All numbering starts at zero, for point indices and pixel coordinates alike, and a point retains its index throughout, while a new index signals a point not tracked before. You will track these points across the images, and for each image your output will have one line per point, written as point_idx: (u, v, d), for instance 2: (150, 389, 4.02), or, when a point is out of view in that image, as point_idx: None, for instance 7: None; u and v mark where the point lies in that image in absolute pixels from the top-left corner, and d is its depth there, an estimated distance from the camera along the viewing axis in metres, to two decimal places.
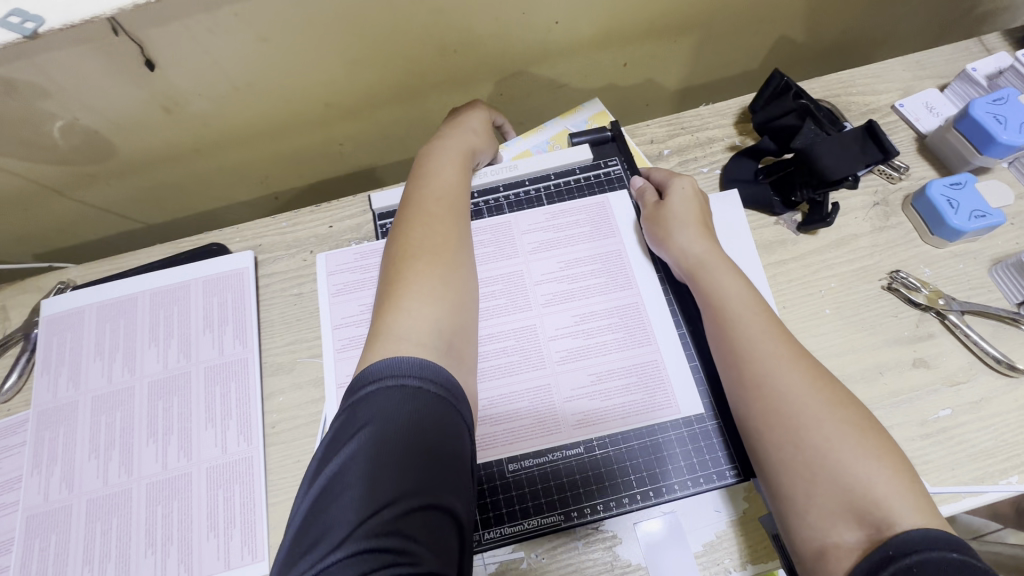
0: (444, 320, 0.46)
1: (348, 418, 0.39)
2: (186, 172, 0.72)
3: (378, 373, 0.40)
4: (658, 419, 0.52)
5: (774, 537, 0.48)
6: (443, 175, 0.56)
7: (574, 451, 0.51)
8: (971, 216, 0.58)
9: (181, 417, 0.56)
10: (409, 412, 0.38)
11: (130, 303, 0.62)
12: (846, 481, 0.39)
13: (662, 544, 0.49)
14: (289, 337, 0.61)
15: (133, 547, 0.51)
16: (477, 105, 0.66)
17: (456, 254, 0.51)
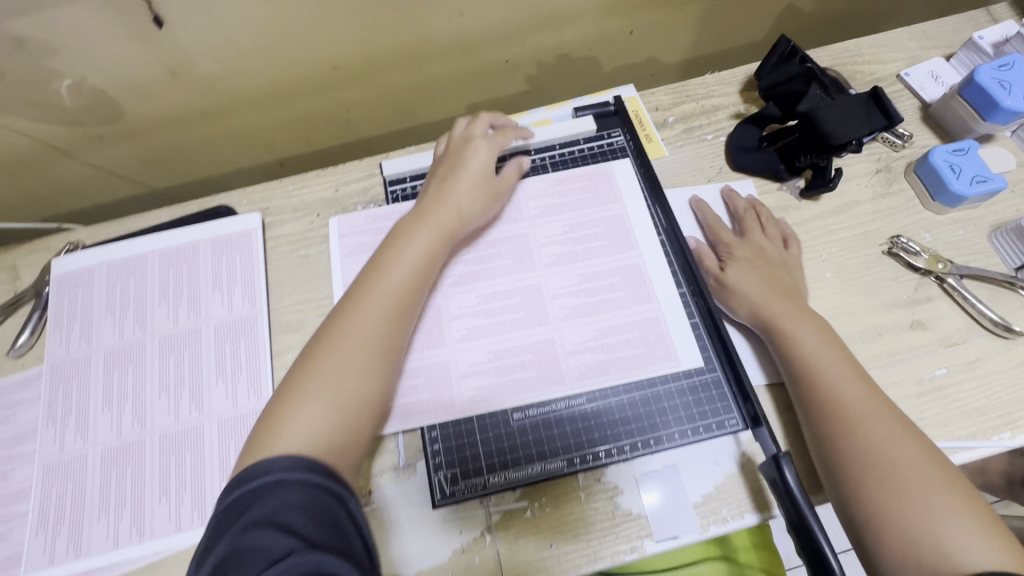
0: (334, 426, 0.43)
1: (228, 516, 0.38)
2: (192, 136, 0.72)
3: (259, 471, 0.39)
4: (659, 372, 0.53)
5: (773, 485, 0.46)
6: (396, 259, 0.51)
7: (576, 401, 0.53)
8: (972, 181, 0.58)
9: (192, 372, 0.57)
10: (291, 510, 0.37)
11: (140, 263, 0.63)
12: (930, 536, 0.41)
13: (661, 501, 0.50)
14: (296, 297, 0.62)
15: (147, 495, 0.53)
16: (478, 140, 0.59)
17: (375, 368, 0.47)
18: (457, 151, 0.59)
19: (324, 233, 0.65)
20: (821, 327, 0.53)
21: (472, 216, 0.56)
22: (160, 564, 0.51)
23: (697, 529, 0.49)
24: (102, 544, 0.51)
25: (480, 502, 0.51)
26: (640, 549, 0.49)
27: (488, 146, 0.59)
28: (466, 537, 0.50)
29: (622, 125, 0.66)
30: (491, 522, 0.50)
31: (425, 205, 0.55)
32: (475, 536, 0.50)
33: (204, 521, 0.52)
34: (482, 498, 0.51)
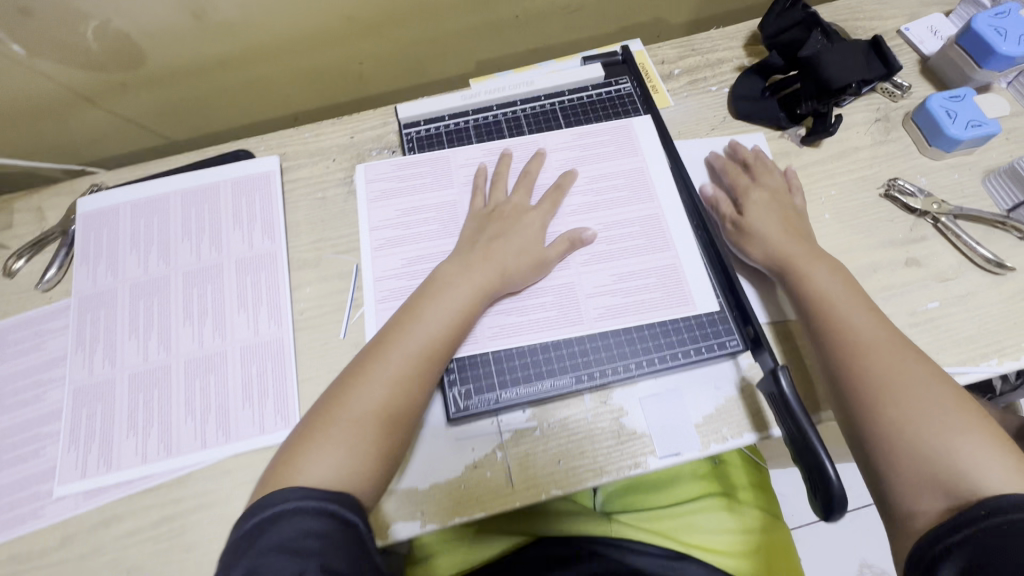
0: (350, 467, 0.44)
1: (248, 537, 0.39)
2: (211, 86, 0.74)
3: (276, 499, 0.41)
4: (676, 316, 0.55)
5: (771, 399, 0.49)
6: (433, 308, 0.51)
7: (594, 341, 0.54)
8: (968, 125, 0.61)
9: (215, 302, 0.60)
10: (309, 539, 0.39)
11: (163, 202, 0.65)
12: (943, 463, 0.42)
13: (665, 420, 0.53)
14: (314, 236, 0.64)
15: (174, 415, 0.55)
16: (533, 211, 0.58)
17: (396, 425, 0.47)
18: (510, 216, 0.57)
19: (339, 177, 0.68)
20: (834, 267, 0.54)
21: (521, 268, 0.54)
22: (188, 478, 0.53)
23: (698, 446, 0.52)
24: (131, 459, 0.54)
25: (493, 419, 0.53)
26: (644, 464, 0.52)
27: (541, 216, 0.58)
28: (479, 453, 0.52)
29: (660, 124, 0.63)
30: (502, 438, 0.53)
31: (473, 252, 0.55)
32: (487, 452, 0.53)
33: (228, 438, 0.54)
34: (494, 418, 0.53)
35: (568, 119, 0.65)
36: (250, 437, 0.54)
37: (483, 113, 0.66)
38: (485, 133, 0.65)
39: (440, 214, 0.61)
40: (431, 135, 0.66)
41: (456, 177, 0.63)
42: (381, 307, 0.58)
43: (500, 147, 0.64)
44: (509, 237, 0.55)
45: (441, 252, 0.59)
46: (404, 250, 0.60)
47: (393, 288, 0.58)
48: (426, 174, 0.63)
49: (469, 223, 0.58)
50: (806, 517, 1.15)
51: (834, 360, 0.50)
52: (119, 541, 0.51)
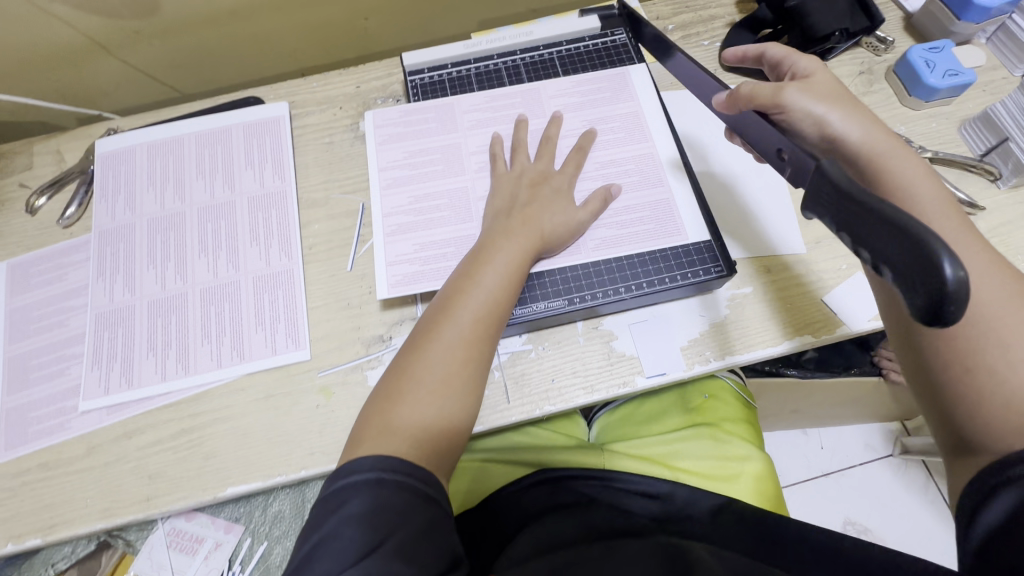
0: (437, 424, 0.47)
1: (330, 501, 0.43)
2: (222, 36, 0.77)
3: (357, 470, 0.43)
4: (668, 245, 0.58)
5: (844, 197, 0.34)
6: (490, 273, 0.53)
7: (589, 266, 0.57)
8: (945, 74, 0.64)
9: (228, 236, 0.63)
10: (387, 513, 0.41)
11: (178, 144, 0.68)
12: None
13: (652, 341, 0.57)
14: (323, 177, 0.67)
15: (190, 338, 0.59)
16: (558, 176, 0.60)
17: (471, 383, 0.50)
18: (540, 182, 0.59)
19: (347, 124, 0.71)
20: (929, 172, 0.45)
21: (563, 229, 0.56)
22: (205, 395, 0.57)
23: (683, 367, 0.56)
24: (151, 377, 0.58)
25: None
26: (632, 383, 0.55)
27: (568, 180, 0.60)
28: None
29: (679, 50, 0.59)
30: (499, 362, 0.56)
31: (512, 218, 0.56)
32: None
33: (242, 359, 0.58)
34: None
35: (565, 68, 0.68)
36: (263, 359, 0.58)
37: (484, 61, 0.69)
38: (486, 80, 0.68)
39: (446, 156, 0.64)
40: (434, 81, 0.68)
41: (460, 123, 0.65)
42: (390, 240, 0.60)
43: (504, 94, 0.66)
44: (545, 202, 0.57)
45: (448, 191, 0.62)
46: (412, 189, 0.63)
47: (401, 223, 0.61)
48: (432, 119, 0.66)
49: (502, 189, 0.59)
50: (793, 476, 1.19)
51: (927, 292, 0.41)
52: (141, 450, 0.55)
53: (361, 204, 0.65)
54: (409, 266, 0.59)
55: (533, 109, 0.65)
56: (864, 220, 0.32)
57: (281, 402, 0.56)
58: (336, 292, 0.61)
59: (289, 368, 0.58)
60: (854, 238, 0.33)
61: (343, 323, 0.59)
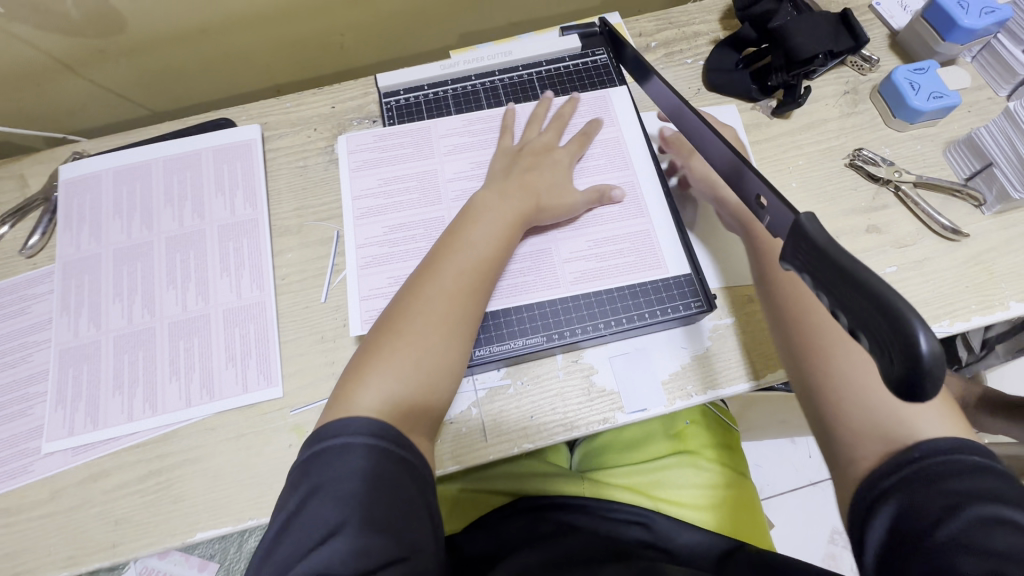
0: (419, 380, 0.48)
1: (301, 471, 0.43)
2: (192, 54, 0.74)
3: (331, 432, 0.44)
4: (647, 277, 0.57)
5: (816, 249, 0.34)
6: (477, 233, 0.54)
7: (572, 299, 0.56)
8: (930, 97, 0.63)
9: (197, 268, 0.61)
10: (355, 481, 0.42)
11: (145, 169, 0.66)
12: (884, 414, 0.46)
13: (634, 377, 0.55)
14: (296, 203, 0.65)
15: (158, 375, 0.57)
16: (560, 150, 0.60)
17: (456, 343, 0.51)
18: (542, 152, 0.60)
19: (322, 147, 0.68)
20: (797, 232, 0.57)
21: (558, 194, 0.57)
22: (173, 435, 0.55)
23: (664, 402, 0.55)
24: (117, 417, 0.56)
25: (468, 382, 0.55)
26: (612, 420, 0.54)
27: (568, 155, 0.60)
28: (455, 409, 0.55)
29: (657, 73, 0.57)
30: (477, 399, 0.55)
31: (508, 183, 0.57)
32: (463, 409, 0.55)
33: (212, 397, 0.56)
34: (470, 378, 0.55)
35: (545, 90, 0.67)
36: (234, 397, 0.56)
37: (462, 83, 0.67)
38: (464, 102, 0.66)
39: (421, 184, 0.62)
40: (410, 104, 0.66)
41: (437, 148, 0.63)
42: (363, 273, 0.59)
43: (480, 118, 0.65)
44: (542, 172, 0.58)
45: (424, 221, 0.61)
46: (387, 219, 0.61)
47: (375, 255, 0.59)
48: (408, 144, 0.64)
49: (499, 161, 0.60)
50: (780, 486, 1.19)
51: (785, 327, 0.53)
52: (107, 494, 0.53)
53: (336, 231, 0.63)
54: (383, 300, 0.57)
55: (500, 136, 0.63)
56: (844, 286, 0.32)
57: (253, 441, 0.55)
58: (310, 325, 0.59)
59: (260, 406, 0.56)
60: (833, 301, 0.33)
61: (317, 358, 0.58)
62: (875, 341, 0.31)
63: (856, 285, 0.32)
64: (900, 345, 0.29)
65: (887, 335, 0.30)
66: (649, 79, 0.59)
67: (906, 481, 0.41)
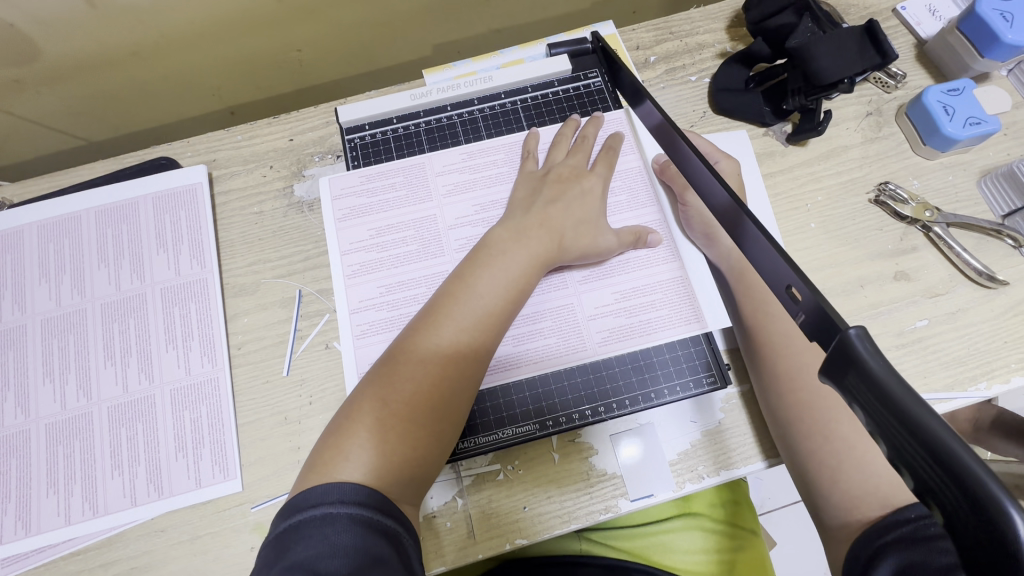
0: (408, 446, 0.42)
1: (274, 547, 0.36)
2: (126, 78, 0.65)
3: (310, 498, 0.37)
4: (680, 334, 0.50)
5: (854, 367, 0.29)
6: (485, 278, 0.47)
7: (589, 367, 0.51)
8: (966, 123, 0.55)
9: (139, 340, 0.53)
10: (336, 557, 0.34)
11: (75, 222, 0.57)
12: (876, 477, 0.43)
13: (638, 454, 0.49)
14: (251, 258, 0.57)
15: (98, 469, 0.50)
16: (591, 175, 0.53)
17: (452, 406, 0.44)
18: (570, 179, 0.53)
19: (278, 188, 0.60)
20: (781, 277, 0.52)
21: (582, 233, 0.50)
22: (117, 539, 0.49)
23: (672, 486, 0.49)
24: (53, 521, 0.49)
25: (452, 467, 0.49)
26: (615, 508, 0.48)
27: (601, 182, 0.53)
28: (436, 501, 0.48)
29: (653, 97, 0.48)
30: (462, 486, 0.49)
31: (528, 217, 0.50)
32: (446, 500, 0.48)
33: (160, 494, 0.49)
34: (452, 464, 0.49)
35: (531, 121, 0.58)
36: (185, 493, 0.49)
37: (435, 115, 0.58)
38: (439, 138, 0.58)
39: (420, 233, 0.54)
40: (377, 141, 0.58)
41: (434, 189, 0.55)
42: (359, 342, 0.51)
43: (482, 149, 0.56)
44: (570, 204, 0.51)
45: (426, 275, 0.52)
46: (381, 277, 0.53)
47: (373, 321, 0.51)
48: (400, 184, 0.55)
49: (523, 185, 0.53)
50: (782, 500, 1.09)
51: (776, 391, 0.48)
52: None
53: (298, 290, 0.56)
54: None
55: (523, 161, 0.55)
56: (904, 438, 0.26)
57: (210, 544, 0.48)
58: (272, 403, 0.52)
59: (217, 502, 0.49)
60: (890, 446, 0.27)
61: (279, 444, 0.51)
62: (947, 515, 0.24)
63: (924, 436, 0.25)
64: (984, 522, 0.23)
65: (962, 515, 0.24)
66: (642, 103, 0.50)
67: (905, 536, 0.38)
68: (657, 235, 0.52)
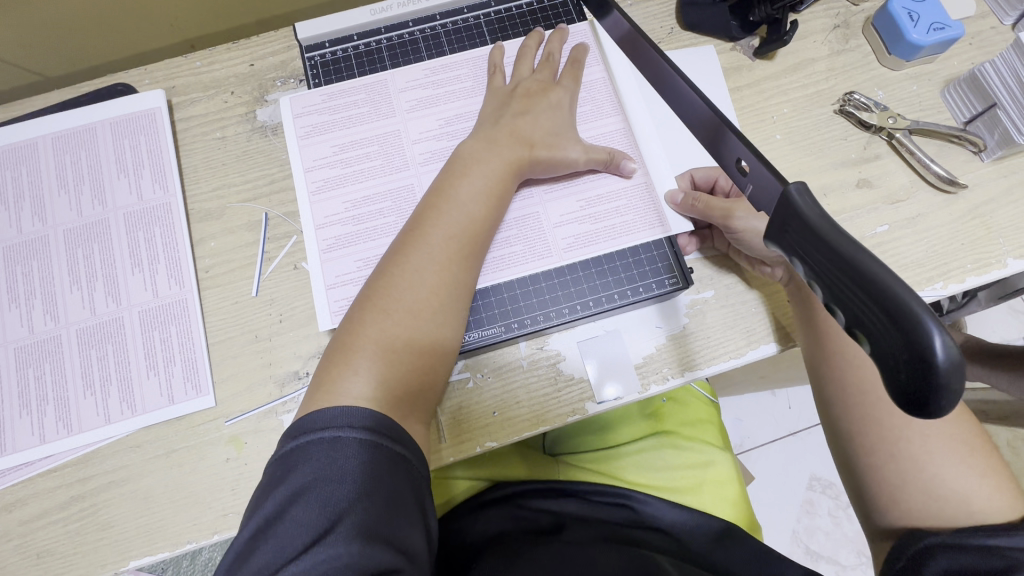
0: (413, 356, 0.42)
1: (280, 468, 0.36)
2: (76, 5, 0.62)
3: (318, 421, 0.37)
4: (641, 239, 0.51)
5: (797, 217, 0.29)
6: (463, 189, 0.47)
7: (557, 274, 0.51)
8: (931, 29, 0.55)
9: (105, 264, 0.53)
10: (340, 477, 0.35)
11: (31, 150, 0.56)
12: (947, 492, 0.42)
13: (615, 391, 0.50)
14: (215, 183, 0.56)
15: (70, 390, 0.50)
16: (558, 88, 0.53)
17: (450, 313, 0.44)
18: (538, 93, 0.52)
19: (239, 114, 0.58)
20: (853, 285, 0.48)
21: (551, 142, 0.50)
22: (93, 456, 0.49)
23: (638, 388, 0.50)
24: (28, 440, 0.49)
25: None
26: (582, 411, 0.49)
27: (569, 95, 0.53)
28: None
29: (620, 6, 0.46)
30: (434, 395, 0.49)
31: (497, 128, 0.50)
32: None
33: (134, 412, 0.50)
34: None
35: (494, 36, 0.57)
36: (159, 410, 0.50)
37: (397, 31, 0.57)
38: (401, 54, 0.57)
39: (383, 148, 0.53)
40: (338, 59, 0.56)
41: (397, 105, 0.54)
42: (327, 256, 0.51)
43: (446, 64, 0.56)
44: (539, 116, 0.51)
45: (392, 190, 0.52)
46: (347, 193, 0.52)
47: (339, 236, 0.52)
48: (363, 102, 0.55)
49: (490, 100, 0.52)
50: (760, 438, 1.11)
51: (841, 401, 0.46)
52: (25, 525, 0.48)
53: (264, 213, 0.55)
54: (353, 288, 0.50)
55: (490, 76, 0.54)
56: (845, 284, 0.26)
57: (185, 458, 0.49)
58: (242, 323, 0.52)
59: (191, 418, 0.50)
60: (829, 294, 0.27)
61: (251, 361, 0.51)
62: (873, 346, 0.25)
63: (869, 280, 0.25)
64: (906, 344, 0.24)
65: (886, 338, 0.24)
66: (608, 13, 0.47)
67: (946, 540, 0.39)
68: (628, 157, 0.51)
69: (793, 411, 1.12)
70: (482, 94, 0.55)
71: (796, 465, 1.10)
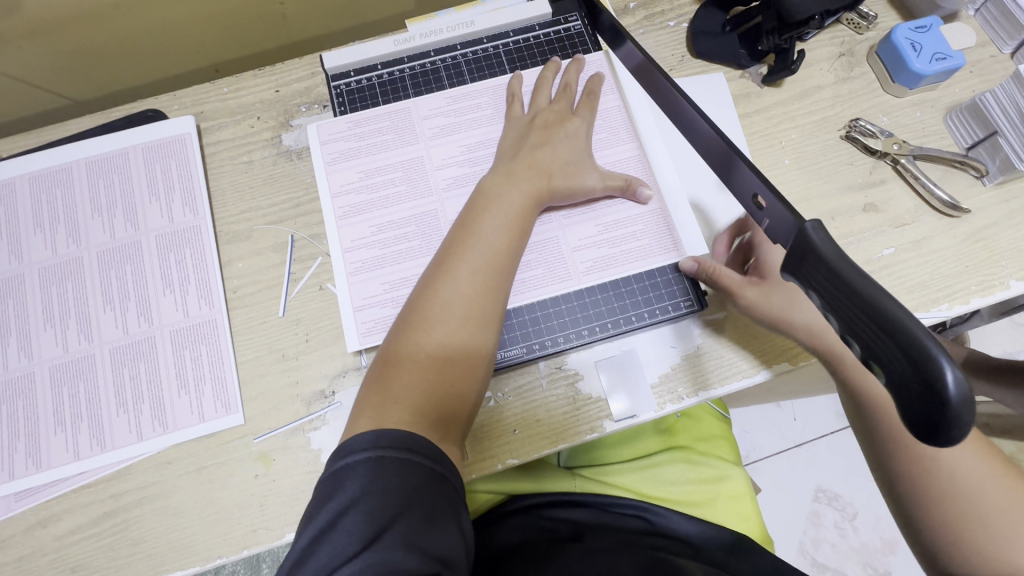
0: (445, 383, 0.43)
1: (326, 485, 0.38)
2: (108, 33, 0.65)
3: (358, 443, 0.38)
4: (657, 263, 0.53)
5: (815, 251, 0.31)
6: (488, 221, 0.49)
7: (576, 297, 0.53)
8: (933, 59, 0.58)
9: (137, 285, 0.55)
10: (383, 492, 0.36)
11: (66, 174, 0.58)
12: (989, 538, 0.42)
13: (623, 407, 0.51)
14: (243, 206, 0.58)
15: (104, 408, 0.52)
16: (575, 118, 0.55)
17: (478, 341, 0.45)
18: (556, 123, 0.54)
19: (266, 138, 0.60)
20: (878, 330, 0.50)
21: (570, 171, 0.52)
22: (126, 472, 0.51)
23: (653, 408, 0.51)
24: (63, 457, 0.51)
25: None
26: (600, 428, 0.51)
27: (585, 124, 0.55)
28: None
29: (634, 39, 0.48)
30: None
31: (516, 160, 0.52)
32: None
33: (165, 429, 0.51)
34: None
35: (513, 65, 0.60)
36: (190, 427, 0.51)
37: (419, 60, 0.59)
38: (424, 83, 0.59)
39: (407, 174, 0.55)
40: (363, 87, 0.59)
41: (420, 132, 0.56)
42: (355, 279, 0.53)
43: (467, 93, 0.58)
44: (557, 146, 0.53)
45: (416, 215, 0.54)
46: (372, 218, 0.54)
47: (365, 259, 0.54)
48: (388, 129, 0.57)
49: (511, 130, 0.55)
50: (766, 450, 1.13)
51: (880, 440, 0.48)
52: (59, 540, 0.49)
53: (291, 235, 0.57)
54: (380, 310, 0.52)
55: (509, 105, 0.56)
56: (861, 320, 0.28)
57: (215, 474, 0.51)
58: (269, 342, 0.54)
59: (221, 435, 0.52)
60: (845, 327, 0.29)
61: (278, 379, 0.53)
62: (890, 378, 0.27)
63: (881, 319, 0.27)
64: (920, 377, 0.25)
65: (901, 370, 0.26)
66: (622, 46, 0.49)
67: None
68: (644, 184, 0.53)
69: (798, 423, 1.14)
70: (502, 122, 0.57)
71: (802, 477, 1.11)
